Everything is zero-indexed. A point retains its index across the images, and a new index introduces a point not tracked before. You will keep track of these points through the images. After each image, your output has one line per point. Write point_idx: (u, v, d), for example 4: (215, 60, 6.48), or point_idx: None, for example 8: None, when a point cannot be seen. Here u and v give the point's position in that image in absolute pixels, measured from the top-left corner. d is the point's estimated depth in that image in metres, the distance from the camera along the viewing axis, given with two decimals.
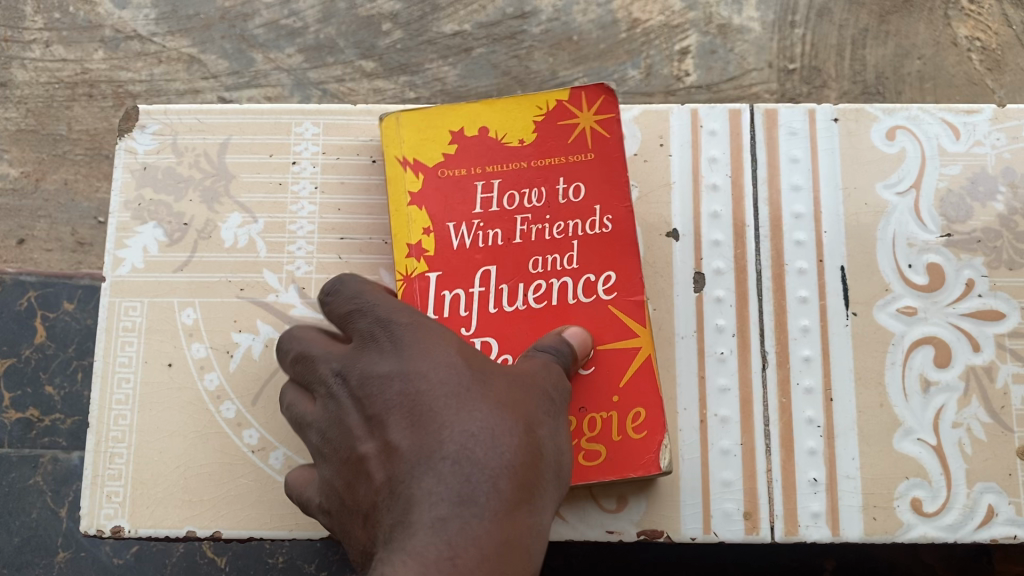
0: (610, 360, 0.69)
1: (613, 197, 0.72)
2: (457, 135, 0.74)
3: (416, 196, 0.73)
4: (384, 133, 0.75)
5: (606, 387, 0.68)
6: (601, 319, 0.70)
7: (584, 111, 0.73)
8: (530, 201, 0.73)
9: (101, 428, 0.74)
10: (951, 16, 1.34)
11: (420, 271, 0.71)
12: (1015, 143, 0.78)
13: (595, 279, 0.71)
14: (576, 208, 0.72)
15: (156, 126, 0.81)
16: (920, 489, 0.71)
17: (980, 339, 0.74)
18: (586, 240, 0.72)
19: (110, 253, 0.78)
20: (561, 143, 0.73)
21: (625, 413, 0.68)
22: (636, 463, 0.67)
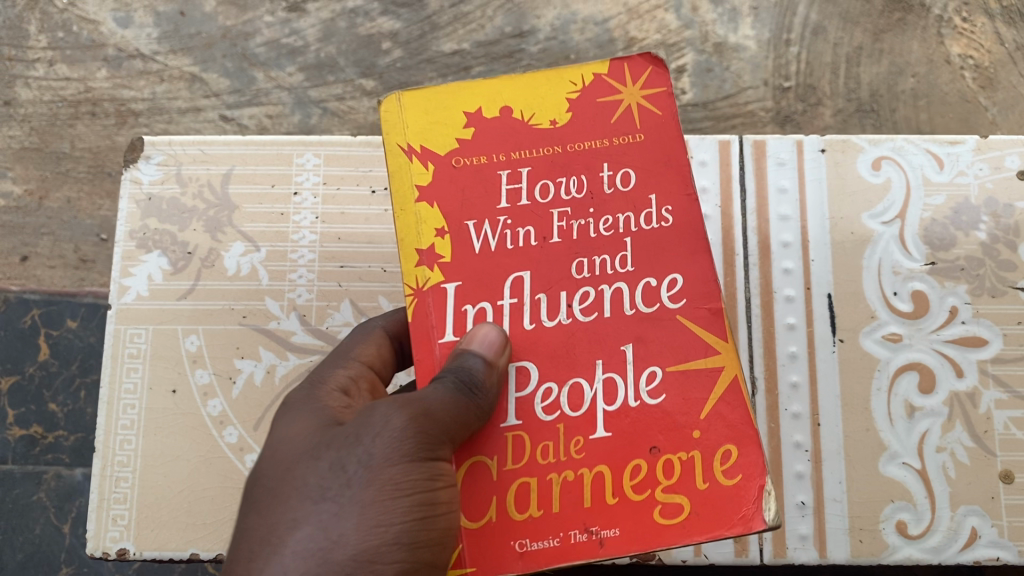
0: (684, 385, 0.49)
1: (677, 180, 0.52)
2: (473, 116, 0.54)
3: (426, 190, 0.53)
4: (382, 116, 0.54)
5: (684, 419, 0.48)
6: (671, 340, 0.50)
7: (628, 85, 0.54)
8: (567, 190, 0.53)
9: (108, 452, 0.76)
10: (944, 34, 1.34)
11: (433, 284, 0.51)
12: (998, 174, 0.80)
13: (658, 282, 0.51)
14: (627, 197, 0.52)
15: (160, 157, 0.83)
16: (905, 512, 0.73)
17: (963, 366, 0.76)
18: (644, 237, 0.52)
19: (117, 282, 0.80)
20: (604, 122, 0.53)
21: (713, 450, 0.48)
22: (733, 516, 0.47)
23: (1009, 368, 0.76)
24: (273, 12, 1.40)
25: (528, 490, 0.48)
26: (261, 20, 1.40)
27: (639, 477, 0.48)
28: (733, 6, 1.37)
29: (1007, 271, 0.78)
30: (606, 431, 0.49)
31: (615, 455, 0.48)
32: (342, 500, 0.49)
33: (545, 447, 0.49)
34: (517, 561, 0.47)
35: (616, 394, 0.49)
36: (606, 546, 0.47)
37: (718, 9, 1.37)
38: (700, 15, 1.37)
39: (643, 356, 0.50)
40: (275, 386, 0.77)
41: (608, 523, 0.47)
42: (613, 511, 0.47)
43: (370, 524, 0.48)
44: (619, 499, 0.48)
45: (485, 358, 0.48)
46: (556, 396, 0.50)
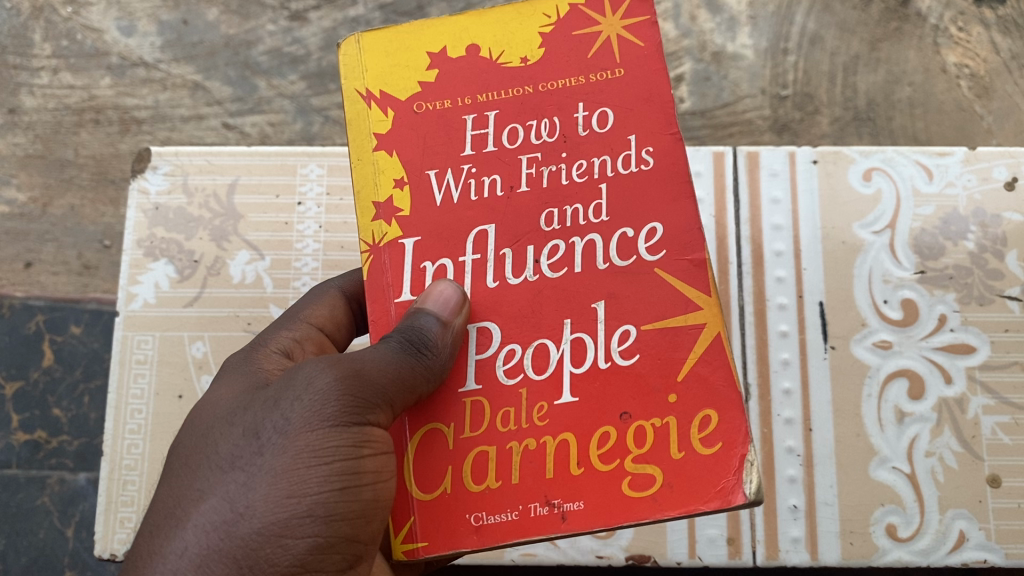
0: (660, 346, 0.48)
1: (655, 123, 0.51)
2: (437, 56, 0.53)
3: (384, 140, 0.53)
4: (341, 59, 0.54)
5: (661, 382, 0.48)
6: (649, 298, 0.49)
7: (606, 15, 0.53)
8: (538, 134, 0.52)
9: (116, 456, 0.78)
10: (940, 44, 1.35)
11: (390, 240, 0.52)
12: (986, 185, 0.82)
13: (635, 234, 0.50)
14: (603, 142, 0.51)
15: (167, 167, 0.85)
16: (895, 515, 0.75)
17: (951, 372, 0.78)
18: (621, 183, 0.51)
19: (124, 289, 0.82)
20: (579, 57, 0.52)
21: (689, 417, 0.47)
22: (710, 489, 0.46)
23: (997, 374, 0.78)
24: (275, 20, 1.41)
25: (487, 459, 0.48)
26: (264, 29, 1.40)
27: (604, 446, 0.47)
28: (731, 15, 1.38)
29: (994, 280, 0.80)
30: (573, 396, 0.48)
31: (581, 424, 0.48)
32: (256, 468, 0.49)
33: (506, 414, 0.49)
34: (471, 536, 0.47)
35: (585, 355, 0.49)
36: (569, 520, 0.47)
37: (716, 18, 1.38)
38: (698, 25, 1.38)
39: (617, 312, 0.49)
40: None
41: (571, 496, 0.47)
42: (577, 483, 0.47)
43: (282, 497, 0.48)
44: (585, 470, 0.47)
45: (440, 316, 0.48)
46: (520, 359, 0.49)
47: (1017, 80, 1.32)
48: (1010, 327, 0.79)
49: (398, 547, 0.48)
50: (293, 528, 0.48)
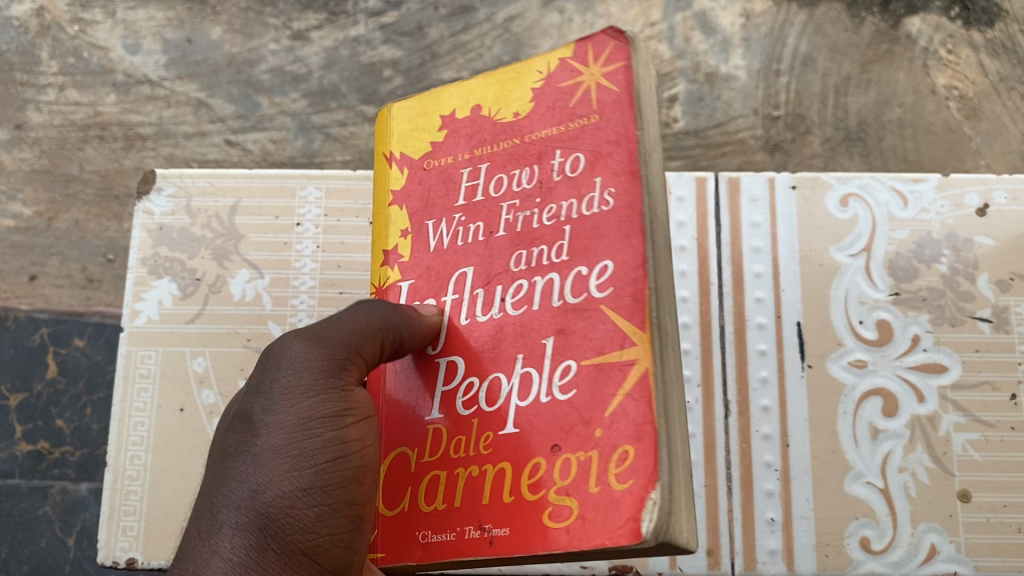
0: (596, 381, 0.46)
1: (620, 164, 0.50)
2: (449, 118, 0.57)
3: (398, 195, 0.57)
4: (375, 129, 0.60)
5: (590, 417, 0.46)
6: (592, 333, 0.47)
7: (589, 66, 0.53)
8: (518, 182, 0.53)
9: (119, 467, 0.81)
10: (930, 66, 1.38)
11: (390, 283, 0.56)
12: (959, 210, 0.85)
13: (588, 271, 0.49)
14: (571, 185, 0.51)
15: (171, 189, 0.88)
16: (868, 528, 0.77)
17: (924, 391, 0.81)
18: (583, 224, 0.50)
19: (129, 305, 0.85)
20: (562, 107, 0.53)
21: (611, 450, 0.44)
22: (616, 527, 0.42)
23: (968, 393, 0.81)
24: (277, 39, 1.44)
25: (437, 483, 0.50)
26: (266, 48, 1.43)
27: (534, 476, 0.46)
28: (724, 37, 1.40)
29: (966, 301, 0.83)
30: (514, 427, 0.48)
31: (517, 454, 0.47)
32: (257, 449, 0.53)
33: (458, 442, 0.50)
34: (417, 550, 0.49)
35: (530, 388, 0.48)
36: (495, 545, 0.46)
37: (710, 40, 1.40)
38: (692, 46, 1.40)
39: (569, 345, 0.48)
40: None
41: (500, 522, 0.46)
42: (506, 509, 0.46)
43: (287, 470, 0.52)
44: (515, 498, 0.47)
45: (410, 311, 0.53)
46: (475, 391, 0.50)
47: (1005, 102, 1.35)
48: (980, 347, 0.82)
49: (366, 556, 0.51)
50: (302, 497, 0.52)
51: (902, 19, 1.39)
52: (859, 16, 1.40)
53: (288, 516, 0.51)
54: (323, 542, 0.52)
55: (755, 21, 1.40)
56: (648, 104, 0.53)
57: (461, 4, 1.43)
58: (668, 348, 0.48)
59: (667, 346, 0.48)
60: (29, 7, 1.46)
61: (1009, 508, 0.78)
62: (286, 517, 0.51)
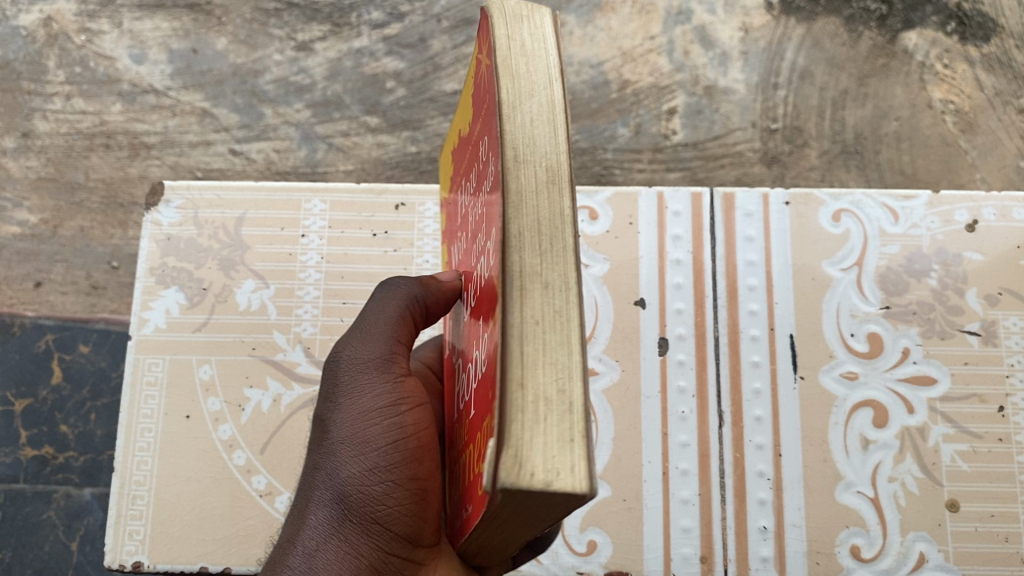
0: (490, 344, 0.42)
1: (494, 131, 0.45)
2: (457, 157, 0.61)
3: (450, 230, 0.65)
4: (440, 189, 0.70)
5: (487, 382, 0.42)
6: (488, 302, 0.44)
7: (482, 54, 0.49)
8: (470, 187, 0.53)
9: (126, 472, 0.83)
10: (927, 80, 1.40)
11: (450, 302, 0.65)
12: (948, 226, 0.88)
13: (489, 245, 0.45)
14: (483, 172, 0.48)
15: (179, 201, 0.90)
16: (858, 537, 0.79)
17: (914, 403, 0.83)
18: (489, 207, 0.46)
19: (136, 314, 0.87)
20: (477, 104, 0.50)
21: (491, 406, 0.40)
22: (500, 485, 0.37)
23: (956, 405, 0.82)
24: (282, 50, 1.46)
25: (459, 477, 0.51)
26: (271, 58, 1.46)
27: (476, 451, 0.44)
28: (723, 50, 1.42)
29: (955, 315, 0.85)
30: (472, 409, 0.47)
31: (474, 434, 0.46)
32: (329, 441, 0.57)
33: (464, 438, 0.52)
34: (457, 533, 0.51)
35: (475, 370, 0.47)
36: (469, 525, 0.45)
37: (709, 53, 1.42)
38: (691, 60, 1.42)
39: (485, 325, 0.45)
40: (281, 413, 0.84)
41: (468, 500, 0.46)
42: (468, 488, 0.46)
43: (357, 455, 0.55)
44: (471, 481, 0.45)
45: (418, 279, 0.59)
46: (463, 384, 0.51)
47: (1000, 117, 1.38)
48: (969, 360, 0.84)
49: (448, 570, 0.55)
50: (371, 474, 0.55)
51: (898, 34, 1.41)
52: (857, 31, 1.42)
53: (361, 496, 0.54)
54: (396, 515, 0.54)
55: (753, 35, 1.42)
56: (528, 33, 0.46)
57: (464, 16, 1.45)
58: (537, 285, 0.40)
59: (535, 285, 0.40)
60: (37, 17, 1.48)
61: (996, 518, 0.79)
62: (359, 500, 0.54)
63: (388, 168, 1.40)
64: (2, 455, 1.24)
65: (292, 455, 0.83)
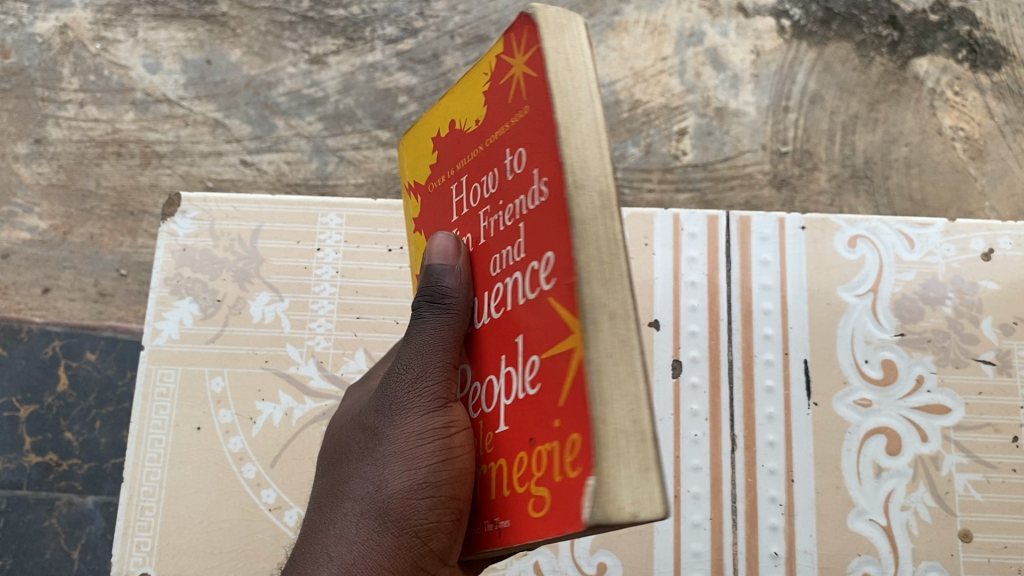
0: (544, 371, 0.38)
1: (545, 145, 0.40)
2: (438, 140, 0.52)
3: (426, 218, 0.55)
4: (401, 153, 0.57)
5: (547, 409, 0.38)
6: (541, 319, 0.39)
7: (515, 55, 0.42)
8: (486, 189, 0.46)
9: (135, 483, 0.82)
10: (937, 106, 1.39)
11: None
12: (963, 255, 0.88)
13: (538, 266, 0.40)
14: (516, 182, 0.42)
15: (195, 212, 0.91)
16: (870, 565, 0.79)
17: (928, 431, 0.82)
18: (532, 218, 0.41)
19: (150, 325, 0.87)
20: (500, 103, 0.44)
21: (564, 444, 0.36)
22: (569, 515, 0.35)
23: (970, 434, 0.82)
24: (295, 63, 1.44)
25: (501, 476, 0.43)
26: (284, 71, 1.43)
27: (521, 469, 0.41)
28: (735, 72, 1.42)
29: (970, 344, 0.85)
30: (505, 425, 0.43)
31: (509, 450, 0.42)
32: (378, 449, 0.52)
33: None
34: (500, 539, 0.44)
35: (511, 385, 0.42)
36: (502, 538, 0.42)
37: (721, 75, 1.42)
38: (702, 81, 1.42)
39: (522, 344, 0.41)
40: (292, 427, 0.84)
41: (503, 514, 0.42)
42: (506, 501, 0.42)
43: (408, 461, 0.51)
44: (512, 492, 0.41)
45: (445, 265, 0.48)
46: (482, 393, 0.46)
47: (1010, 144, 1.37)
48: (984, 390, 0.83)
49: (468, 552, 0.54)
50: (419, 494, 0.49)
51: (909, 60, 1.40)
52: (868, 56, 1.41)
53: (400, 518, 0.50)
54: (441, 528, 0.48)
55: (765, 58, 1.42)
56: (571, 43, 0.40)
57: (477, 33, 1.43)
58: (604, 317, 0.36)
59: (602, 317, 0.36)
60: (53, 25, 1.46)
61: (1010, 549, 0.79)
62: (387, 523, 0.50)
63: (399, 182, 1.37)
64: (5, 461, 1.17)
65: (302, 469, 0.83)
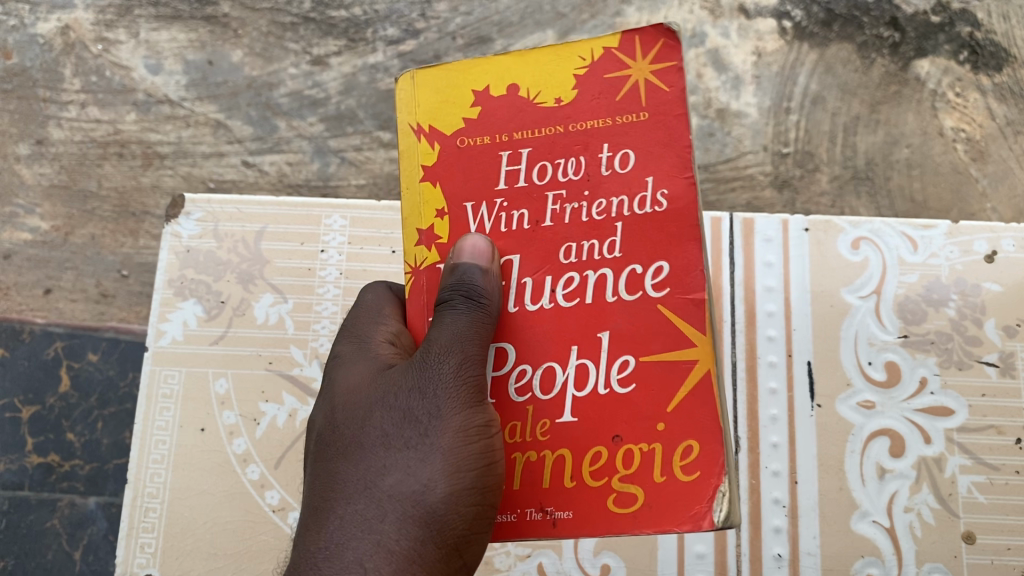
0: (658, 376, 0.52)
1: (665, 157, 0.54)
2: (482, 96, 0.57)
3: (429, 170, 0.57)
4: (398, 93, 0.58)
5: (651, 412, 0.52)
6: (651, 324, 0.53)
7: (637, 60, 0.55)
8: (564, 172, 0.55)
9: (139, 484, 0.82)
10: (938, 108, 1.39)
11: (429, 264, 0.57)
12: (967, 257, 0.88)
13: (643, 271, 0.53)
14: (622, 181, 0.54)
15: (199, 214, 0.91)
16: (873, 567, 0.79)
17: (931, 433, 0.82)
18: (636, 223, 0.54)
19: (153, 326, 0.87)
20: (609, 100, 0.55)
21: (673, 445, 0.51)
22: (683, 513, 0.50)
23: (973, 436, 0.82)
24: (297, 64, 1.44)
25: (544, 465, 0.53)
26: (286, 71, 1.43)
27: (595, 462, 0.52)
28: (736, 74, 1.42)
29: (973, 345, 0.85)
30: (573, 416, 0.53)
31: (576, 441, 0.53)
32: (415, 446, 0.54)
33: (513, 427, 0.54)
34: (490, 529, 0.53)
35: (587, 380, 0.53)
36: (558, 527, 0.52)
37: (722, 77, 1.42)
38: (703, 83, 1.42)
39: (611, 337, 0.53)
40: (296, 428, 0.84)
41: (563, 505, 0.52)
42: (567, 494, 0.52)
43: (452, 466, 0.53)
44: (576, 483, 0.52)
45: (479, 266, 0.54)
46: (527, 378, 0.54)
47: (1011, 146, 1.37)
48: (987, 392, 0.84)
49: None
50: (464, 499, 0.52)
51: (911, 61, 1.40)
52: (869, 57, 1.41)
53: (440, 523, 0.52)
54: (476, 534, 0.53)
55: (766, 60, 1.42)
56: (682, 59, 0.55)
57: (478, 34, 1.43)
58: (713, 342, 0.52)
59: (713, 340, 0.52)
60: (54, 26, 1.46)
61: (1012, 551, 0.79)
62: (427, 528, 0.52)
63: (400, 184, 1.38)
64: (6, 462, 1.17)
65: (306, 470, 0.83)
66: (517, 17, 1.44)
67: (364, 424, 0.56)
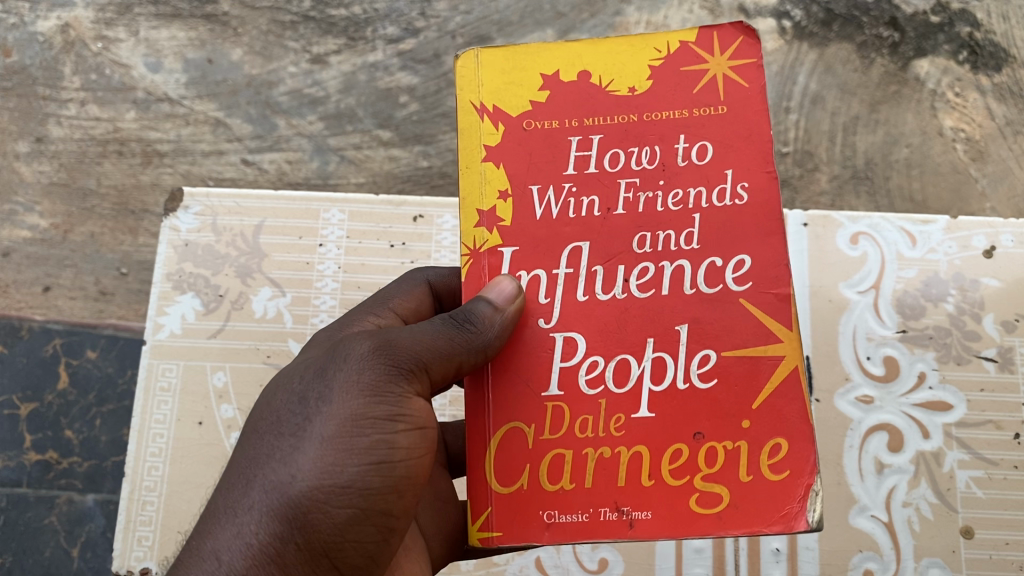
0: (742, 371, 0.51)
1: (747, 159, 0.53)
2: (550, 79, 0.55)
3: (493, 151, 0.54)
4: (458, 70, 0.55)
5: (734, 409, 0.51)
6: (731, 322, 0.52)
7: (715, 55, 0.54)
8: (639, 161, 0.54)
9: (136, 477, 0.82)
10: (938, 108, 1.39)
11: (490, 246, 0.54)
12: (966, 252, 0.88)
13: (722, 263, 0.52)
14: (703, 173, 0.53)
15: (198, 207, 0.91)
16: (872, 561, 0.79)
17: (929, 428, 0.82)
18: (714, 215, 0.53)
19: (152, 319, 0.87)
20: (686, 91, 0.54)
21: (759, 444, 0.50)
22: (774, 514, 0.49)
23: (972, 431, 0.82)
24: (297, 62, 1.43)
25: (619, 461, 0.51)
26: (286, 70, 1.43)
27: (677, 462, 0.50)
28: None
29: (972, 340, 0.85)
30: (649, 411, 0.51)
31: (654, 439, 0.51)
32: (300, 432, 0.52)
33: (584, 421, 0.51)
34: (542, 531, 0.50)
35: (663, 374, 0.51)
36: (636, 528, 0.50)
37: None
38: None
39: (690, 332, 0.52)
40: None
41: (641, 505, 0.50)
42: (647, 493, 0.50)
43: (327, 463, 0.51)
44: (656, 482, 0.50)
45: (493, 303, 0.51)
46: (601, 370, 0.52)
47: (1011, 146, 1.37)
48: (985, 387, 0.84)
49: (473, 534, 0.50)
50: (334, 498, 0.51)
51: (910, 61, 1.40)
52: (869, 57, 1.41)
53: (303, 521, 0.50)
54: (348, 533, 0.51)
55: (766, 59, 1.42)
56: None
57: (478, 33, 1.43)
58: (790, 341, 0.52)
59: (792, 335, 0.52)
60: (54, 24, 1.46)
61: (1011, 546, 0.79)
62: (288, 524, 0.50)
63: (399, 182, 1.37)
64: (5, 459, 1.16)
65: None
66: (517, 16, 1.44)
67: (266, 407, 0.55)
